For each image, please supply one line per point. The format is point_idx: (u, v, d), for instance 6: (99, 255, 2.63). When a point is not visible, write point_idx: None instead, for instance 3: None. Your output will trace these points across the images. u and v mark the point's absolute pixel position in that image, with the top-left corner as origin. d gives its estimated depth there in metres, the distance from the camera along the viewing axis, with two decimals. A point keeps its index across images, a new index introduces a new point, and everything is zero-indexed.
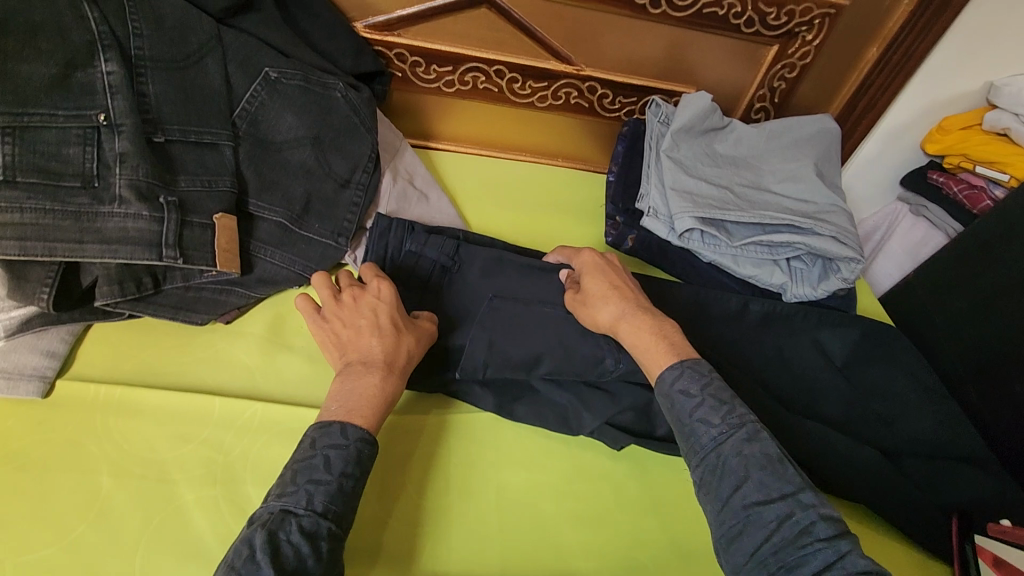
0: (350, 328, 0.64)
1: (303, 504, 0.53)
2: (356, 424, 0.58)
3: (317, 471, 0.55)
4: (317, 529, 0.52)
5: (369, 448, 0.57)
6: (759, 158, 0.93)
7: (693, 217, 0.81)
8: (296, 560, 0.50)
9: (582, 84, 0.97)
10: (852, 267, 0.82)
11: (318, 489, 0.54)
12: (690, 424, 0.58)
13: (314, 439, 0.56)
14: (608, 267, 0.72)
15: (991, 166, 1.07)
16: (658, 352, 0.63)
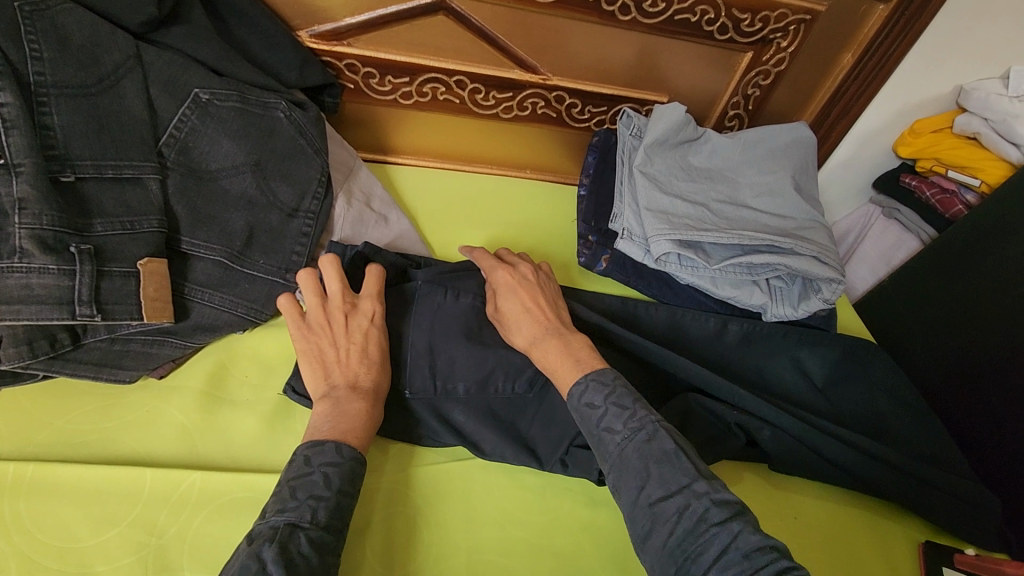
0: (343, 345, 0.62)
1: (306, 517, 0.51)
2: (351, 445, 0.57)
3: (316, 486, 0.53)
4: (324, 541, 0.51)
5: (361, 466, 0.57)
6: (734, 171, 0.89)
7: (670, 240, 0.76)
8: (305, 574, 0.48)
9: (549, 94, 0.92)
10: (833, 287, 0.78)
11: (319, 504, 0.53)
12: (596, 433, 0.58)
13: (307, 456, 0.55)
14: (523, 285, 0.71)
15: (962, 170, 1.06)
16: (565, 370, 0.63)
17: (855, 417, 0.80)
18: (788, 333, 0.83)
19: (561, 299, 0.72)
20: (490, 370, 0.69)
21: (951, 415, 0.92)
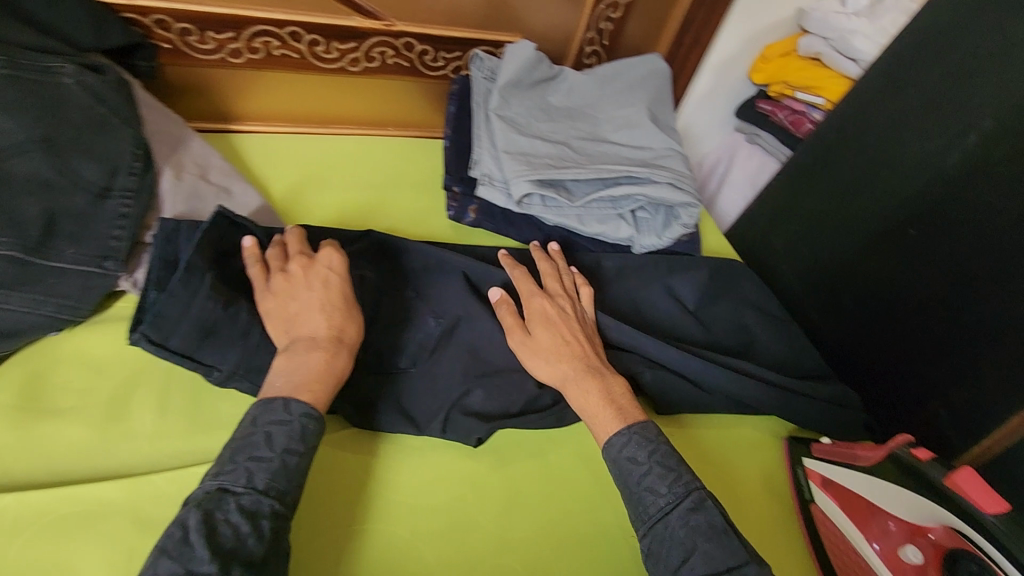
0: (298, 300, 0.60)
1: (241, 481, 0.50)
2: (300, 398, 0.55)
3: (257, 448, 0.52)
4: (258, 507, 0.50)
5: (314, 424, 0.55)
6: (593, 108, 0.89)
7: (528, 181, 0.75)
8: (233, 541, 0.47)
9: (396, 41, 0.87)
10: (691, 212, 0.81)
11: (259, 467, 0.51)
12: (637, 493, 0.57)
13: (254, 418, 0.54)
14: (560, 317, 0.68)
15: (808, 91, 1.12)
16: (605, 419, 0.62)
17: (735, 335, 0.82)
18: (658, 262, 0.85)
19: (589, 325, 0.70)
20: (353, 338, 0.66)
21: (816, 323, 0.97)
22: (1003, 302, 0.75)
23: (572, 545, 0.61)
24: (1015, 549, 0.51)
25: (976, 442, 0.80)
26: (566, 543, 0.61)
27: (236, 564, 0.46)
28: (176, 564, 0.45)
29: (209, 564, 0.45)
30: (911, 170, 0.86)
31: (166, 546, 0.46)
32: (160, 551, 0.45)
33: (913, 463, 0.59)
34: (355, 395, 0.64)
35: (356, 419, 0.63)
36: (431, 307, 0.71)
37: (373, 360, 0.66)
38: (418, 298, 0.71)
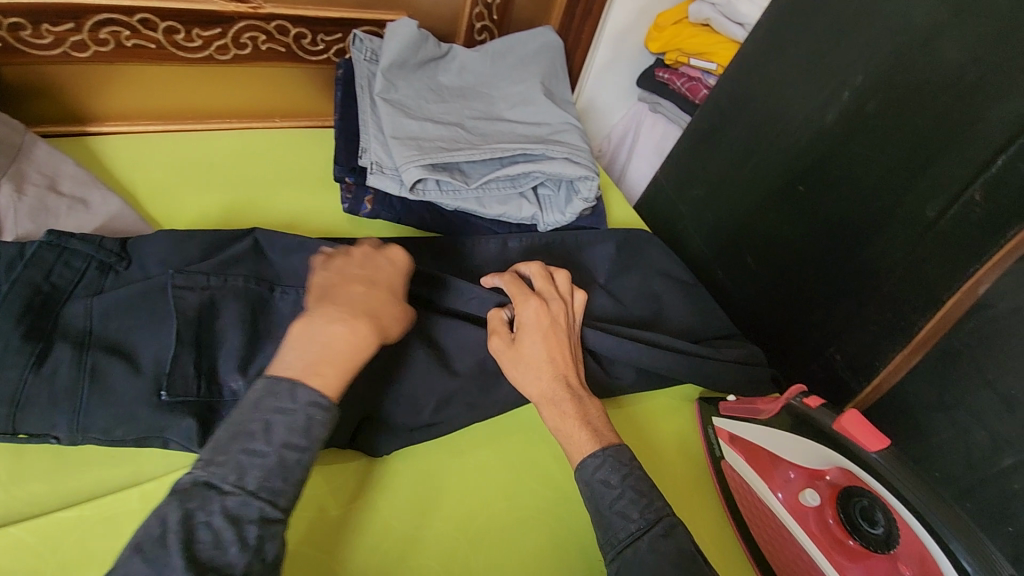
0: (338, 281, 0.56)
1: (228, 479, 0.44)
2: (310, 385, 0.48)
3: (252, 439, 0.45)
4: (245, 510, 0.43)
5: (322, 415, 0.48)
6: (486, 86, 0.86)
7: (419, 166, 0.72)
8: (212, 550, 0.41)
9: (267, 25, 0.80)
10: (589, 185, 0.80)
11: (251, 462, 0.45)
12: (609, 515, 0.54)
13: (255, 400, 0.47)
14: (551, 327, 0.63)
15: (701, 57, 1.13)
16: (579, 439, 0.58)
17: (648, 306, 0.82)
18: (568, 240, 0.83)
19: (574, 339, 0.66)
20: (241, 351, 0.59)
21: (721, 281, 1.03)
22: (883, 248, 0.79)
23: (491, 535, 0.60)
24: (898, 481, 0.53)
25: (866, 383, 0.83)
26: (485, 533, 0.60)
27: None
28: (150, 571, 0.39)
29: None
30: (795, 131, 0.89)
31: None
32: (136, 546, 0.40)
33: (805, 411, 0.61)
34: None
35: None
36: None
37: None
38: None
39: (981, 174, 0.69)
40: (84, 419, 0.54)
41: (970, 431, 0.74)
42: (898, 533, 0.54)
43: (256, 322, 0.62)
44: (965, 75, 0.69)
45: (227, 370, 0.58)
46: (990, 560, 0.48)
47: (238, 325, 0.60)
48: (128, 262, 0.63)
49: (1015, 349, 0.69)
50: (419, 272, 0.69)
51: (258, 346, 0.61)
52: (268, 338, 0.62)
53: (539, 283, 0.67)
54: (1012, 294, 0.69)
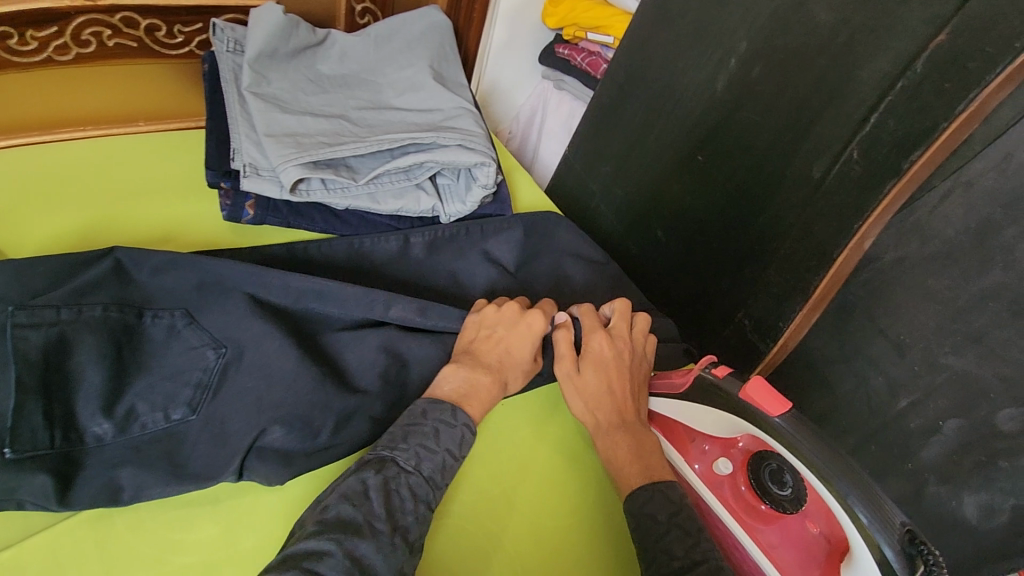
0: (508, 322, 0.67)
1: (412, 462, 0.54)
2: (466, 411, 0.59)
3: (428, 437, 0.56)
4: (422, 492, 0.53)
5: (471, 436, 0.59)
6: (371, 72, 0.81)
7: (298, 166, 0.67)
8: (401, 513, 0.51)
9: (112, 18, 0.71)
10: (487, 171, 0.76)
11: (427, 454, 0.55)
12: (655, 551, 0.53)
13: (423, 410, 0.58)
14: (613, 362, 0.65)
15: (599, 31, 1.12)
16: (630, 471, 0.60)
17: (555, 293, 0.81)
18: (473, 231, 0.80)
19: (642, 376, 0.68)
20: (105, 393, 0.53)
21: (634, 254, 1.03)
22: (779, 210, 0.81)
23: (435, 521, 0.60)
24: (800, 445, 0.55)
25: (774, 343, 0.86)
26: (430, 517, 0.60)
27: (398, 535, 0.50)
28: (359, 514, 0.49)
29: (383, 526, 0.49)
30: (691, 100, 0.89)
31: (349, 494, 0.50)
32: (343, 498, 0.50)
33: (714, 381, 0.62)
34: (116, 466, 0.52)
35: (122, 485, 0.51)
36: (214, 336, 0.60)
37: (132, 422, 0.54)
38: (197, 327, 0.60)
39: (859, 130, 0.71)
40: None
41: (868, 378, 0.82)
42: (806, 494, 0.56)
43: (121, 355, 0.56)
44: (837, 34, 0.71)
45: (88, 411, 0.53)
46: (885, 512, 0.50)
47: (97, 360, 0.54)
48: None
49: (899, 298, 0.76)
50: (330, 286, 0.64)
51: (125, 382, 0.55)
52: (138, 371, 0.56)
53: (613, 321, 0.69)
54: (894, 247, 0.75)
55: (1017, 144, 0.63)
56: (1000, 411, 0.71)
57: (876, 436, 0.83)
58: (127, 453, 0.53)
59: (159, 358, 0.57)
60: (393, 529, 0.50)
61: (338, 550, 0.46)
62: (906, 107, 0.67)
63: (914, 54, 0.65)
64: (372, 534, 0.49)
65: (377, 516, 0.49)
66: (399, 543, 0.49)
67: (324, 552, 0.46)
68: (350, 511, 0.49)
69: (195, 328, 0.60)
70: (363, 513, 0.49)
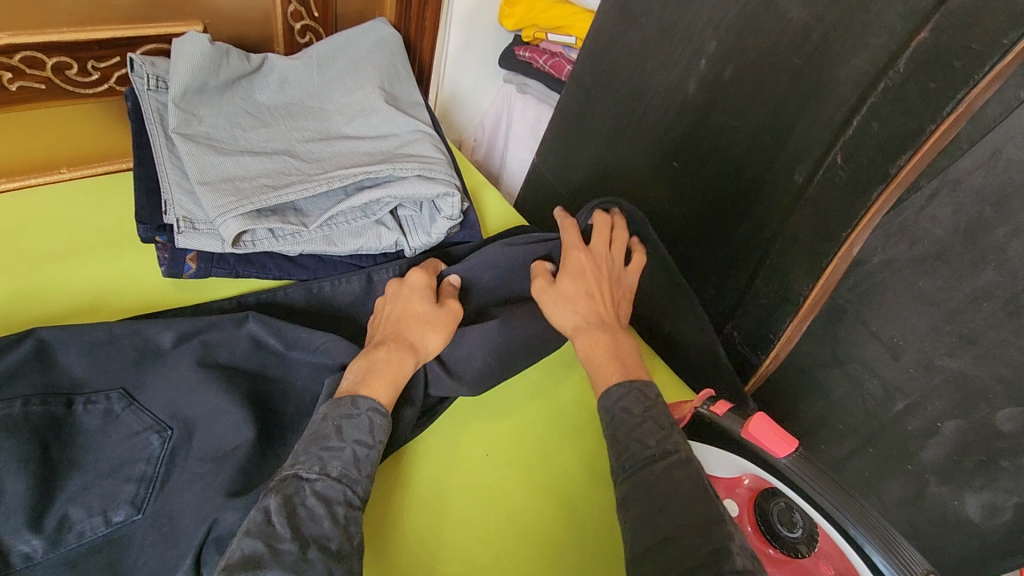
0: (404, 296, 0.63)
1: (315, 468, 0.48)
2: (364, 394, 0.53)
3: (329, 438, 0.50)
4: (332, 493, 0.47)
5: (382, 418, 0.53)
6: (317, 98, 0.74)
7: (239, 215, 0.60)
8: (312, 525, 0.44)
9: (11, 59, 0.63)
10: (451, 201, 0.70)
11: (332, 456, 0.49)
12: (625, 448, 0.52)
13: (323, 414, 0.52)
14: (589, 270, 0.66)
15: (559, 32, 1.06)
16: (606, 369, 0.59)
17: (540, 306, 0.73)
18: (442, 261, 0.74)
19: (624, 291, 0.69)
20: (30, 501, 0.47)
21: None
22: (761, 217, 0.77)
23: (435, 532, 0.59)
24: (808, 484, 0.52)
25: (766, 355, 0.82)
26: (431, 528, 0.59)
27: (313, 548, 0.43)
28: (261, 543, 0.42)
29: (291, 546, 0.42)
30: (661, 104, 0.84)
31: (251, 528, 0.43)
32: (245, 533, 0.43)
33: (712, 418, 0.59)
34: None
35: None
36: (158, 417, 0.54)
37: (66, 533, 0.48)
38: (138, 408, 0.54)
39: (841, 133, 0.67)
40: None
41: (862, 381, 0.77)
42: (818, 532, 0.53)
43: (48, 455, 0.49)
44: (812, 32, 0.67)
45: (11, 528, 0.46)
46: (903, 557, 0.48)
47: (19, 468, 0.47)
48: None
49: (890, 303, 0.71)
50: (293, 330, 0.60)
51: (55, 485, 0.49)
52: (69, 469, 0.50)
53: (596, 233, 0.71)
54: (882, 248, 0.70)
55: (1006, 140, 0.58)
56: (1000, 411, 0.66)
57: (874, 439, 0.78)
58: (63, 571, 0.46)
59: (94, 452, 0.51)
60: (305, 545, 0.43)
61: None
62: (889, 109, 0.63)
63: (895, 52, 0.61)
64: (278, 557, 0.42)
65: (281, 538, 0.43)
66: (317, 556, 0.43)
67: None
68: (252, 544, 0.42)
69: (136, 410, 0.54)
70: (266, 542, 0.42)
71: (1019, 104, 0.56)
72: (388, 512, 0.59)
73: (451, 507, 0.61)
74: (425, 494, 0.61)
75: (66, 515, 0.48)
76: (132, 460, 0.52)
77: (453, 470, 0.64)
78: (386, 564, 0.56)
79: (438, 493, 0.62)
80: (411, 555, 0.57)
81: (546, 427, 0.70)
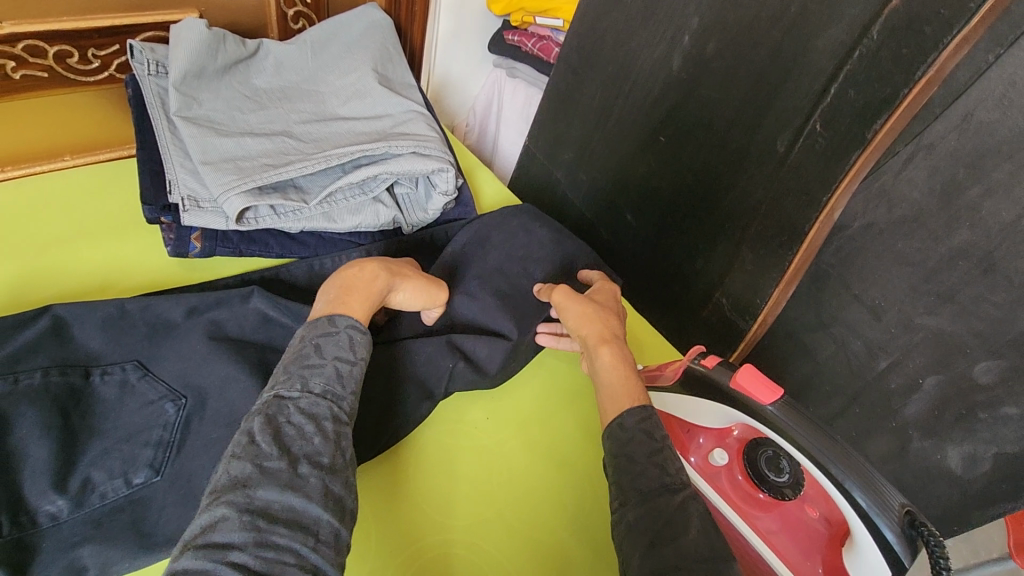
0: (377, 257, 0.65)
1: (297, 387, 0.48)
2: (342, 312, 0.55)
3: (309, 357, 0.50)
4: (317, 409, 0.48)
5: (361, 336, 0.54)
6: (312, 82, 0.76)
7: (241, 193, 0.62)
8: (300, 442, 0.46)
9: (14, 48, 0.65)
10: (446, 177, 0.73)
11: (313, 374, 0.50)
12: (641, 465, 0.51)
13: (302, 335, 0.52)
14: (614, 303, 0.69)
15: (547, 15, 1.07)
16: (632, 387, 0.58)
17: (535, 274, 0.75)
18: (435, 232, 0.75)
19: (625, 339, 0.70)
20: (54, 464, 0.49)
21: (609, 242, 1.02)
22: (745, 187, 0.79)
23: (444, 492, 0.61)
24: (792, 430, 0.54)
25: (753, 320, 0.85)
26: (439, 491, 0.61)
27: (303, 464, 0.44)
28: (249, 463, 0.43)
29: (280, 463, 0.44)
30: (647, 81, 0.87)
31: (236, 451, 0.44)
32: (231, 457, 0.43)
33: (704, 372, 0.61)
34: (77, 545, 0.48)
35: (86, 564, 0.48)
36: (172, 387, 0.56)
37: (89, 494, 0.50)
38: (153, 378, 0.56)
39: (819, 102, 0.70)
40: None
41: (847, 343, 0.80)
42: (803, 477, 0.56)
43: (69, 422, 0.52)
44: (789, 5, 0.69)
45: (38, 490, 0.48)
46: (882, 494, 0.50)
47: (43, 433, 0.50)
48: None
49: (871, 265, 0.74)
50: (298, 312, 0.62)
51: (76, 450, 0.51)
52: (89, 436, 0.52)
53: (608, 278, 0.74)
54: (863, 213, 0.73)
55: (977, 103, 0.61)
56: (977, 364, 0.69)
57: (859, 398, 0.81)
58: (88, 529, 0.49)
59: (112, 419, 0.54)
60: (295, 461, 0.44)
61: (235, 510, 0.40)
62: (864, 76, 0.65)
63: (869, 21, 0.63)
64: (268, 474, 0.43)
65: (268, 457, 0.44)
66: (309, 471, 0.44)
67: (218, 517, 0.40)
68: (240, 466, 0.43)
69: (150, 380, 0.56)
70: (254, 461, 0.43)
71: (989, 67, 0.59)
72: (387, 476, 0.61)
73: (456, 470, 0.63)
74: (430, 459, 0.64)
75: (88, 476, 0.51)
76: (146, 427, 0.54)
77: (455, 435, 0.66)
78: (393, 523, 0.58)
79: (436, 462, 0.64)
80: (417, 519, 0.59)
81: (533, 394, 0.72)
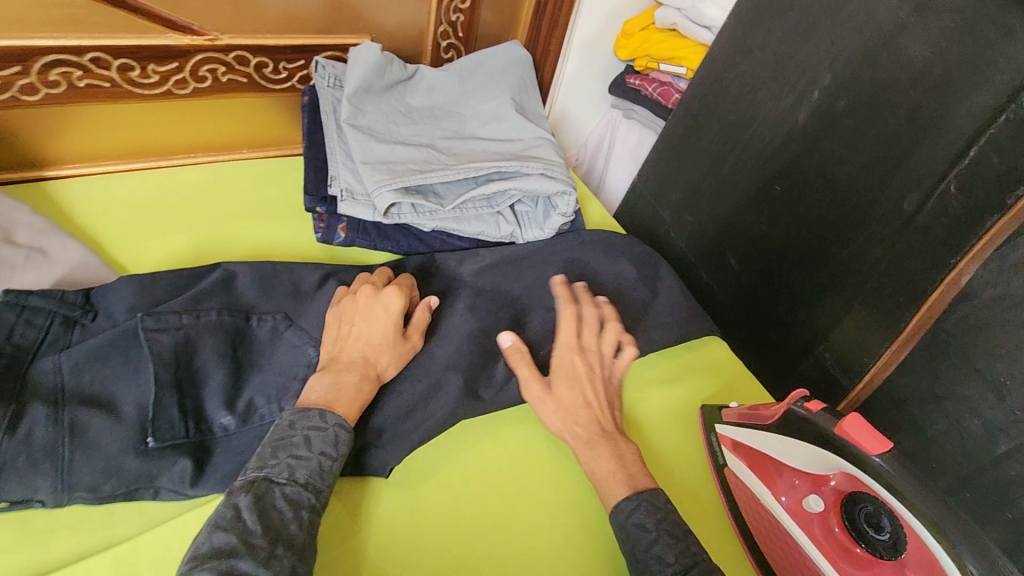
0: (362, 315, 0.64)
1: (284, 474, 0.51)
2: (335, 409, 0.56)
3: (297, 447, 0.53)
4: (299, 498, 0.50)
5: (346, 434, 0.56)
6: (457, 104, 0.85)
7: (392, 191, 0.71)
8: (279, 524, 0.48)
9: (226, 56, 0.77)
10: (567, 200, 0.79)
11: (299, 464, 0.52)
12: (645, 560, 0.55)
13: (292, 421, 0.54)
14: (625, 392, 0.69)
15: (670, 62, 1.12)
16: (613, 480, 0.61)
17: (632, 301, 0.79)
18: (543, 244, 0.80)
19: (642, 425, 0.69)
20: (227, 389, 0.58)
21: (708, 284, 1.04)
22: (863, 244, 0.79)
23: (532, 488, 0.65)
24: (903, 487, 0.52)
25: (859, 378, 0.83)
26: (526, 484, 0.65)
27: (280, 545, 0.47)
28: (232, 536, 0.46)
29: (262, 540, 0.46)
30: (770, 130, 0.88)
31: (220, 522, 0.46)
32: (213, 526, 0.46)
33: (806, 416, 0.60)
34: (244, 453, 0.57)
35: None
36: (314, 335, 0.65)
37: (252, 414, 0.59)
38: (298, 328, 0.65)
39: (956, 165, 0.69)
40: (70, 479, 0.52)
41: (962, 420, 0.74)
42: (904, 541, 0.53)
43: (236, 354, 0.61)
44: (933, 68, 0.69)
45: (213, 405, 0.58)
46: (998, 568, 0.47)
47: (219, 360, 0.59)
48: (97, 311, 0.60)
49: (1000, 340, 0.69)
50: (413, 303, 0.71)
51: (243, 377, 0.60)
52: (253, 367, 0.61)
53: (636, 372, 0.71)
54: (993, 283, 0.69)
55: None
56: None
57: (971, 482, 0.74)
58: (251, 441, 0.58)
59: (268, 357, 0.62)
60: (273, 541, 0.47)
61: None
62: (1010, 140, 0.64)
63: (1019, 88, 0.62)
64: (249, 548, 0.45)
65: (252, 533, 0.46)
66: (284, 552, 0.47)
67: None
68: (223, 538, 0.45)
69: (296, 329, 0.65)
70: (240, 536, 0.46)
71: None
72: (483, 461, 0.66)
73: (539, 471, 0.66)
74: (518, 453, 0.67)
75: (252, 401, 0.59)
76: (296, 367, 0.62)
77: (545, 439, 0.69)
78: (476, 504, 0.62)
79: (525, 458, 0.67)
80: (495, 507, 0.62)
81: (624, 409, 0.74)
